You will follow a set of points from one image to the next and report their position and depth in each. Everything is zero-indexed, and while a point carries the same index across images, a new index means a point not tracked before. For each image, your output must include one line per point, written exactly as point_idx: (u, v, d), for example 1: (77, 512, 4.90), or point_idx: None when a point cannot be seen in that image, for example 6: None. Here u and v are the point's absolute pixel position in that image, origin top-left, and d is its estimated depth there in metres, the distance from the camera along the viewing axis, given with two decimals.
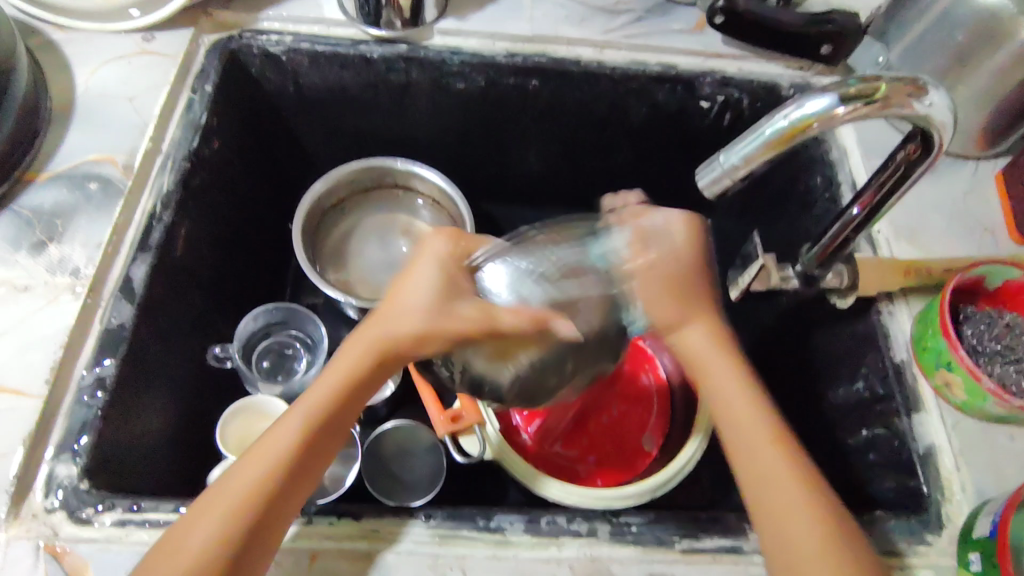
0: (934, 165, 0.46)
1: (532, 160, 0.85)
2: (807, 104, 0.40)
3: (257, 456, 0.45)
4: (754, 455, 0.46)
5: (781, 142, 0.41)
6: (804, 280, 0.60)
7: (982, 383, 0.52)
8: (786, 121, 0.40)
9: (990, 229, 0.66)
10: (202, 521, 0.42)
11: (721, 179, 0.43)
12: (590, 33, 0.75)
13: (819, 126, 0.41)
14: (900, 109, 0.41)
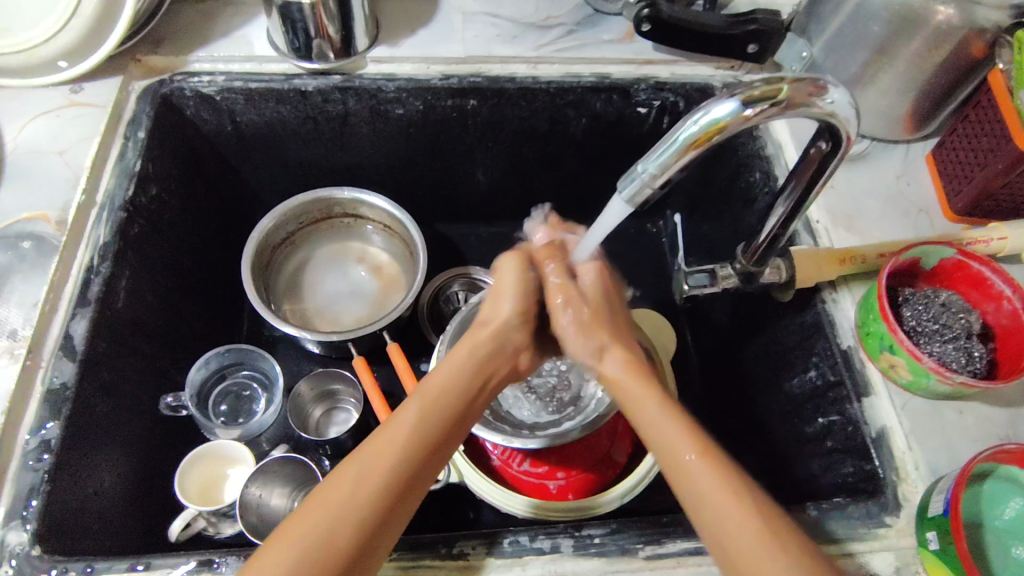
0: (846, 156, 0.47)
1: (481, 178, 0.86)
2: (715, 108, 0.40)
3: (392, 438, 0.44)
4: (685, 464, 0.44)
5: (693, 147, 0.41)
6: (743, 278, 0.61)
7: (923, 362, 0.53)
8: (696, 126, 0.40)
9: (926, 209, 0.68)
10: (340, 483, 0.42)
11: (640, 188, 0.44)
12: (523, 49, 0.75)
13: (729, 129, 0.41)
14: (805, 107, 0.41)
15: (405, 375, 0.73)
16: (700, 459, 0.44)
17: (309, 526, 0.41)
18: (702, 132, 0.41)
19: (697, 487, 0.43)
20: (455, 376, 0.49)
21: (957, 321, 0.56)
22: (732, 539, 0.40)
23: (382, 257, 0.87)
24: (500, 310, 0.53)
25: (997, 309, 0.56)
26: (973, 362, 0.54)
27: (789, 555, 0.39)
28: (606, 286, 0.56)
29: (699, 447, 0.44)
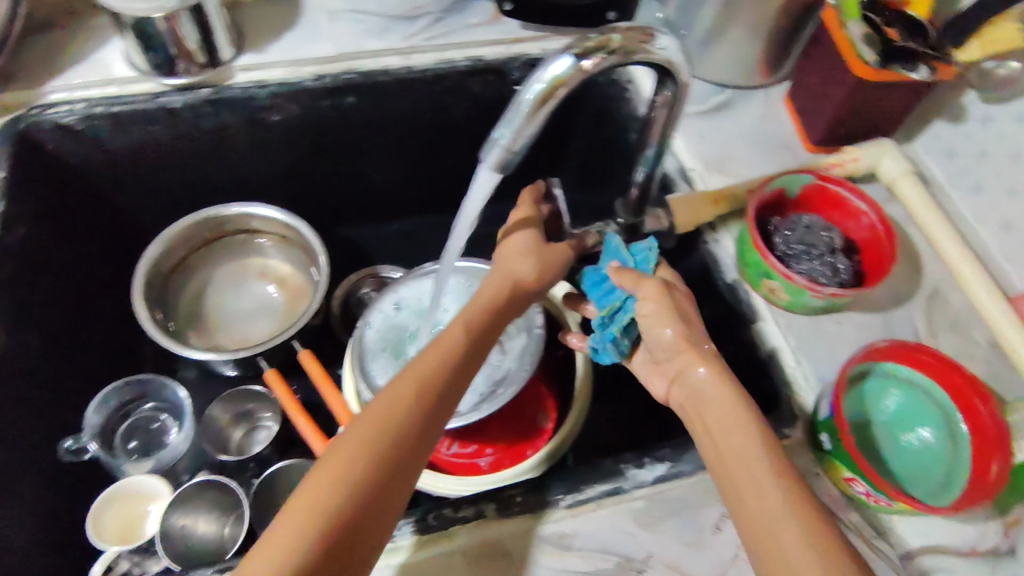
0: (687, 99, 0.50)
1: (377, 176, 0.86)
2: (553, 66, 0.41)
3: (373, 421, 0.45)
4: (782, 531, 0.40)
5: (541, 107, 0.42)
6: (629, 231, 0.65)
7: (795, 280, 0.57)
8: (539, 86, 0.42)
9: (789, 145, 0.73)
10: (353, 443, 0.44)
11: (500, 155, 0.45)
12: (392, 42, 0.76)
13: (571, 84, 0.42)
14: (639, 55, 0.43)
15: (320, 379, 0.70)
16: (776, 480, 0.42)
17: (327, 472, 0.43)
18: (546, 91, 0.42)
19: (761, 511, 0.41)
20: (451, 353, 0.50)
21: (822, 238, 0.60)
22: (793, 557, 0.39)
23: (284, 269, 0.86)
24: (531, 261, 0.58)
25: (859, 223, 0.62)
26: (840, 274, 0.58)
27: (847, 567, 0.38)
28: (661, 318, 0.51)
29: (776, 463, 0.43)
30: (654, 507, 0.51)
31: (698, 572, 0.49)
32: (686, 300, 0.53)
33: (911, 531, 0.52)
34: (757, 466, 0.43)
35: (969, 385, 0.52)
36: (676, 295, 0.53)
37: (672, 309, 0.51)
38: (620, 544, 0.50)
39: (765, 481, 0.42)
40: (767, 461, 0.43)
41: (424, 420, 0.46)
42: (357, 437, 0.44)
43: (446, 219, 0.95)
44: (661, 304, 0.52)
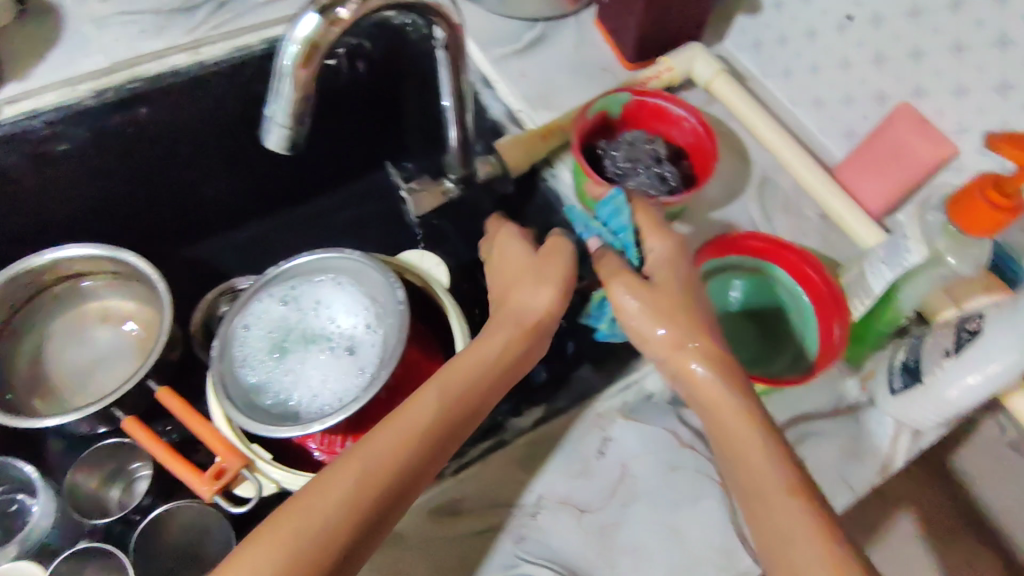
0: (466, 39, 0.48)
1: (217, 184, 0.80)
2: (301, 25, 0.38)
3: (355, 466, 0.42)
4: (787, 533, 0.40)
5: (304, 72, 0.39)
6: (464, 183, 0.63)
7: (629, 199, 0.57)
8: (293, 50, 0.38)
9: (609, 67, 0.72)
10: (320, 503, 0.40)
11: (281, 137, 0.41)
12: (175, 39, 0.70)
13: (328, 41, 0.39)
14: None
15: (182, 413, 0.65)
16: (788, 494, 0.41)
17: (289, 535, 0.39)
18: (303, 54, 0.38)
19: (775, 524, 0.40)
20: (445, 410, 0.46)
21: (646, 151, 0.61)
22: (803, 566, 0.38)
23: (128, 307, 0.79)
24: (538, 290, 0.52)
25: (681, 129, 0.63)
26: (668, 182, 0.60)
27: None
28: (654, 320, 0.49)
29: (790, 478, 0.41)
30: (536, 451, 0.52)
31: (587, 500, 0.50)
32: (677, 286, 0.50)
33: (779, 408, 0.55)
34: (773, 479, 0.42)
35: (801, 258, 0.55)
36: (671, 287, 0.50)
37: (664, 304, 0.49)
38: (509, 495, 0.50)
39: (779, 494, 0.41)
40: (779, 470, 0.42)
41: (401, 488, 0.43)
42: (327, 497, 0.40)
43: (298, 215, 0.89)
44: (646, 296, 0.50)
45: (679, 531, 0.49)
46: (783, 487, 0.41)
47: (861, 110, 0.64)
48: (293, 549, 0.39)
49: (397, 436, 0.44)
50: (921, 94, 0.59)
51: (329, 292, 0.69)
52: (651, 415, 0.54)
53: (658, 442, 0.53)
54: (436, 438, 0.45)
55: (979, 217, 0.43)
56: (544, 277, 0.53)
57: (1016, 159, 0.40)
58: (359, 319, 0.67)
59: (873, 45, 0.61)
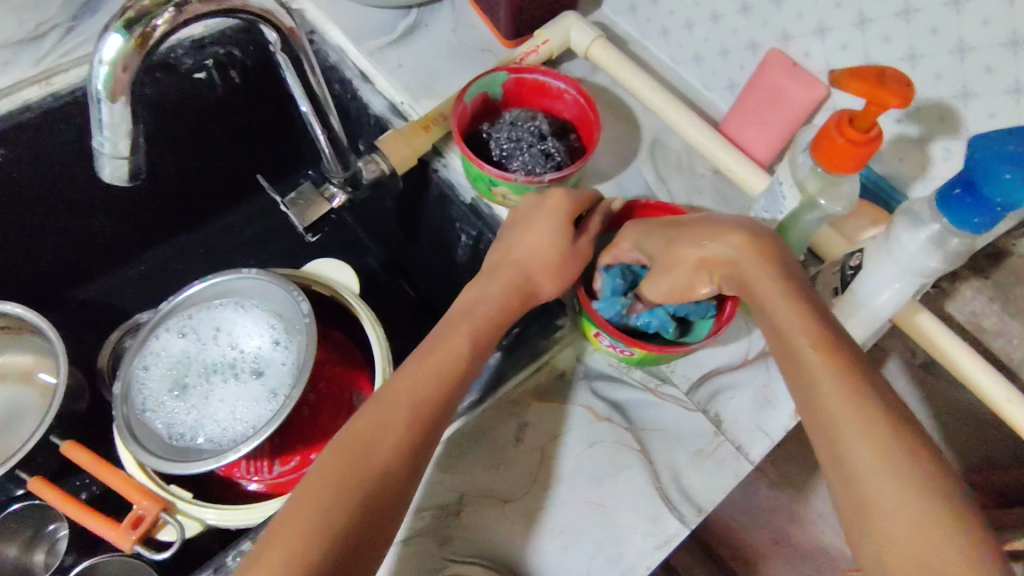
0: (303, 39, 0.48)
1: (105, 220, 0.76)
2: (104, 48, 0.37)
3: (378, 425, 0.43)
4: (824, 389, 0.39)
5: (118, 96, 0.38)
6: (351, 184, 0.64)
7: (515, 180, 0.56)
8: (103, 78, 0.37)
9: (490, 46, 0.70)
10: (349, 460, 0.42)
11: (113, 165, 0.41)
12: (23, 72, 0.65)
13: (142, 59, 0.38)
14: (213, 5, 0.40)
15: (89, 465, 0.62)
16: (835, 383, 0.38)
17: (319, 495, 0.40)
18: (116, 76, 0.38)
19: (814, 394, 0.39)
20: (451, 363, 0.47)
21: (528, 130, 0.61)
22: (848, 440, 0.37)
23: (25, 360, 0.75)
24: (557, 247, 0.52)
25: (565, 102, 0.63)
26: (553, 158, 0.60)
27: (892, 437, 0.37)
28: (707, 239, 0.48)
29: (836, 358, 0.39)
30: (453, 447, 0.51)
31: (510, 489, 0.50)
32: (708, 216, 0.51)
33: (689, 367, 0.56)
34: (817, 360, 0.40)
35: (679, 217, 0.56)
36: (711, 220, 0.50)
37: (717, 230, 0.48)
38: (430, 497, 0.49)
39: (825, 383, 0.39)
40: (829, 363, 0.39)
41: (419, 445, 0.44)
42: (350, 454, 0.42)
43: (199, 236, 0.86)
44: (701, 229, 0.49)
45: (604, 505, 0.49)
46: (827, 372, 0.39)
47: (738, 61, 0.64)
48: (323, 509, 0.40)
49: (409, 386, 0.45)
50: (788, 38, 0.59)
51: (226, 315, 0.67)
52: (565, 394, 0.54)
53: (574, 419, 0.53)
54: (446, 390, 0.46)
55: (839, 155, 0.43)
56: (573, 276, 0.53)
57: (861, 93, 0.40)
58: (265, 339, 0.66)
59: None
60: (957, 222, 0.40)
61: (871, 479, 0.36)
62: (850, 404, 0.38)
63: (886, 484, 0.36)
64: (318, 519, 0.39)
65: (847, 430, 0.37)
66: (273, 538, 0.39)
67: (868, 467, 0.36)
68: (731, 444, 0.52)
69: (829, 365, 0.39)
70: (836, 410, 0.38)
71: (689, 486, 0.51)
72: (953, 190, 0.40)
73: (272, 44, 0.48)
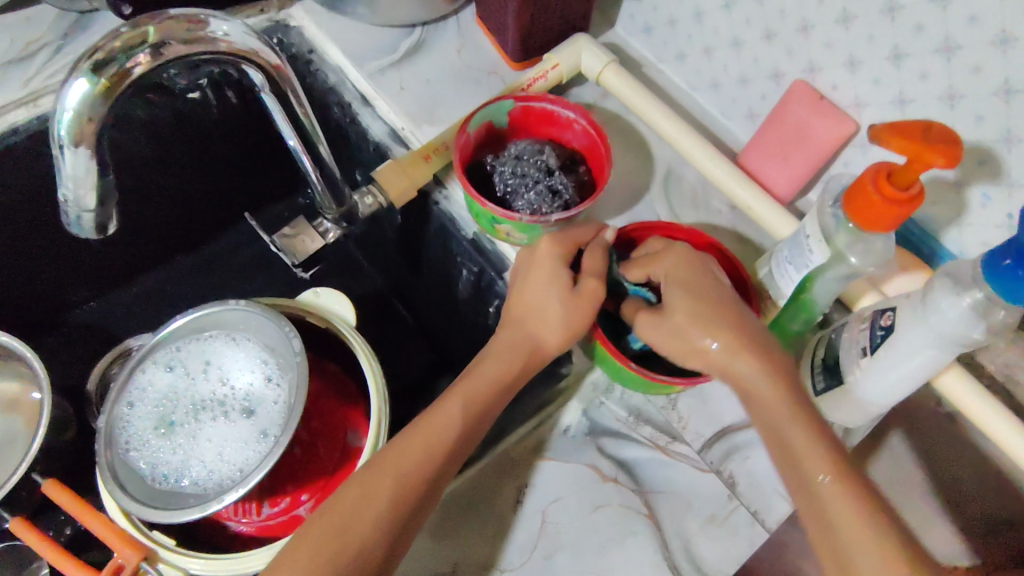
0: (293, 78, 0.44)
1: (95, 242, 0.73)
2: (69, 94, 0.34)
3: (421, 435, 0.45)
4: (786, 435, 0.41)
5: (83, 145, 0.35)
6: (347, 220, 0.61)
7: (520, 220, 0.53)
8: (64, 128, 0.34)
9: (496, 70, 0.67)
10: (382, 475, 0.43)
11: (79, 217, 0.38)
12: (9, 93, 0.62)
13: (108, 107, 0.35)
14: (189, 49, 0.36)
15: (71, 506, 0.59)
16: (835, 485, 0.38)
17: (358, 507, 0.42)
18: (82, 125, 0.35)
19: (779, 439, 0.41)
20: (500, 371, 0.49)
21: (535, 164, 0.57)
22: (840, 538, 0.37)
23: (11, 388, 0.72)
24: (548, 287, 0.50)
25: (574, 132, 0.59)
26: (560, 195, 0.56)
27: (868, 511, 0.37)
28: (697, 323, 0.45)
29: (832, 466, 0.38)
30: (447, 510, 0.48)
31: (507, 556, 0.47)
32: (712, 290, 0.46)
33: (702, 423, 0.52)
34: (817, 470, 0.38)
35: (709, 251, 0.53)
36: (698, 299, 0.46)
37: (703, 311, 0.45)
38: (421, 565, 0.46)
39: (824, 486, 0.38)
40: (822, 459, 0.39)
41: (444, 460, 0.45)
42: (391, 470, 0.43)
43: (194, 258, 0.83)
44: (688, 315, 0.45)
45: None
46: (824, 477, 0.38)
47: (760, 91, 0.61)
48: (341, 523, 0.41)
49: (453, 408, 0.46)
50: (815, 70, 0.55)
51: (218, 349, 0.64)
52: (569, 451, 0.51)
53: (578, 480, 0.49)
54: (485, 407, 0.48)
55: (874, 214, 0.40)
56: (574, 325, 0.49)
57: (903, 150, 0.37)
58: (255, 375, 0.63)
59: (762, 22, 0.56)
60: (1007, 294, 0.36)
61: (841, 536, 0.37)
62: (813, 454, 0.39)
63: (852, 534, 0.36)
64: (334, 533, 0.41)
65: (814, 481, 0.38)
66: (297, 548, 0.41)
67: (837, 519, 0.37)
68: (746, 510, 0.48)
69: (830, 477, 0.38)
70: (799, 457, 0.39)
71: (700, 555, 0.47)
72: (1003, 259, 0.36)
73: (258, 83, 0.45)
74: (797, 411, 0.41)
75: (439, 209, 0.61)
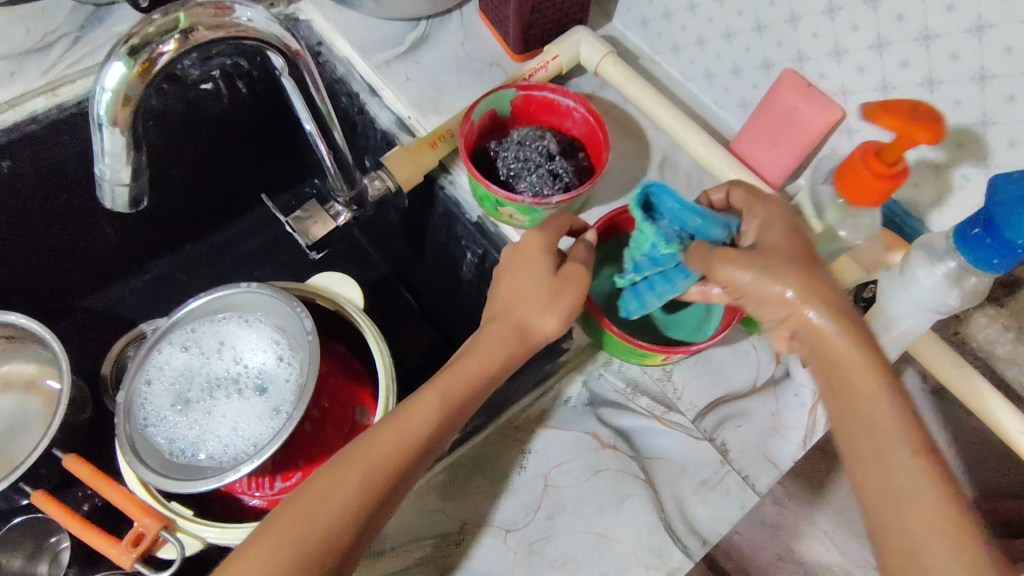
0: (309, 63, 0.47)
1: (109, 228, 0.75)
2: (107, 76, 0.37)
3: (419, 404, 0.47)
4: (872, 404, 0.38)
5: (120, 123, 0.37)
6: (356, 204, 0.64)
7: (523, 201, 0.55)
8: (103, 107, 0.37)
9: (498, 61, 0.69)
10: (386, 441, 0.45)
11: (114, 190, 0.40)
12: (29, 82, 0.65)
13: (143, 87, 0.38)
14: (217, 33, 0.39)
15: (93, 478, 0.61)
16: (913, 460, 0.37)
17: (356, 473, 0.44)
18: (118, 104, 0.37)
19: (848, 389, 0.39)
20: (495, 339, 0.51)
21: (536, 150, 0.60)
22: (901, 511, 0.36)
23: (29, 370, 0.75)
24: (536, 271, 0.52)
25: (574, 120, 0.62)
26: (560, 178, 0.59)
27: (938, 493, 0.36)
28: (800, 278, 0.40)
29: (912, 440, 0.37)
30: (456, 474, 0.51)
31: (511, 517, 0.49)
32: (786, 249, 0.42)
33: (696, 394, 0.55)
34: (900, 442, 0.37)
35: None
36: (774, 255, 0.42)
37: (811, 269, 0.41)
38: (431, 526, 0.49)
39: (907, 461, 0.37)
40: (904, 433, 0.37)
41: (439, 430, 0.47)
42: (390, 438, 0.45)
43: (203, 245, 0.85)
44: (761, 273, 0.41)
45: (608, 537, 0.49)
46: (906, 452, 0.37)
47: (751, 80, 0.63)
48: (339, 486, 0.43)
49: (450, 377, 0.49)
50: (803, 59, 0.58)
51: (231, 330, 0.67)
52: (570, 420, 0.53)
53: (579, 447, 0.52)
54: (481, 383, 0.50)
55: (859, 189, 0.43)
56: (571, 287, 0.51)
57: (891, 128, 0.39)
58: (268, 354, 0.66)
59: (753, 13, 0.59)
60: (976, 262, 0.39)
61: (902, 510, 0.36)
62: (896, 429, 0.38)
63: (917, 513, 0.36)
64: (333, 499, 0.43)
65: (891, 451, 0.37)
66: (296, 508, 0.43)
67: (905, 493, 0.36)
68: (737, 474, 0.51)
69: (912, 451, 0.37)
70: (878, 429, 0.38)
71: (694, 517, 0.50)
72: (973, 228, 0.39)
73: (276, 69, 0.47)
74: (893, 384, 0.38)
75: (444, 193, 0.64)
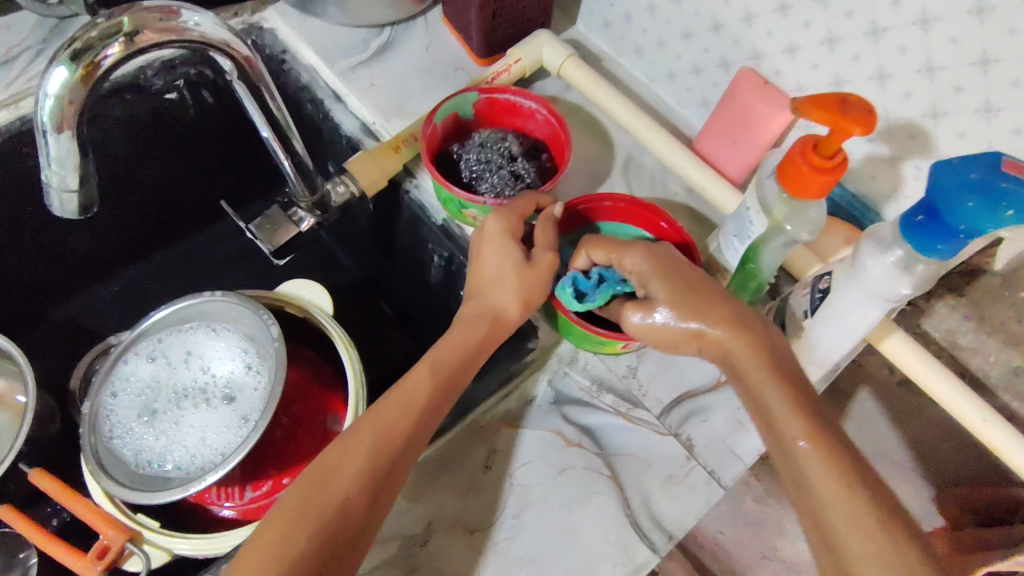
0: (262, 71, 0.47)
1: (73, 240, 0.74)
2: (50, 81, 0.37)
3: (401, 394, 0.47)
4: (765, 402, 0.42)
5: (65, 128, 0.37)
6: (320, 208, 0.64)
7: (484, 202, 0.56)
8: (45, 112, 0.37)
9: (462, 65, 0.70)
10: (370, 432, 0.45)
11: (63, 198, 0.40)
12: None
13: (87, 91, 0.38)
14: (164, 37, 0.39)
15: (58, 491, 0.60)
16: (811, 449, 0.39)
17: (349, 464, 0.43)
18: (62, 109, 0.37)
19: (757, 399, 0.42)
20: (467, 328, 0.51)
21: (498, 151, 0.60)
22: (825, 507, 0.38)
23: None
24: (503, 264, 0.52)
25: (536, 121, 0.62)
26: (522, 180, 0.59)
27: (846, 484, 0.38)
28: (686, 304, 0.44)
29: (811, 431, 0.40)
30: (421, 476, 0.51)
31: (478, 517, 0.49)
32: (677, 257, 0.48)
33: (661, 390, 0.55)
34: (794, 434, 0.40)
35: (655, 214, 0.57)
36: (680, 269, 0.46)
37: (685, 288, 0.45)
38: (396, 527, 0.49)
39: (803, 450, 0.39)
40: (801, 423, 0.40)
41: (422, 419, 0.47)
42: (374, 429, 0.45)
43: (173, 255, 0.85)
44: (676, 296, 0.45)
45: (574, 534, 0.49)
46: (801, 441, 0.40)
47: (711, 79, 0.64)
48: (330, 480, 0.43)
49: (428, 364, 0.49)
50: (759, 57, 0.59)
51: (199, 339, 0.66)
52: (535, 419, 0.53)
53: (543, 446, 0.52)
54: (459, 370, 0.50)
55: (804, 183, 0.43)
56: (531, 289, 0.52)
57: (824, 119, 0.40)
58: (236, 363, 0.65)
59: (709, 13, 0.60)
60: (922, 249, 0.40)
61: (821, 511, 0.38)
62: (790, 417, 0.40)
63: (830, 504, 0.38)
64: (325, 490, 0.42)
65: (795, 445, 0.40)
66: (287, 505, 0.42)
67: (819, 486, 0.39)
68: (702, 468, 0.51)
69: (807, 440, 0.39)
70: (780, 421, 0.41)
71: (660, 512, 0.50)
72: (916, 216, 0.39)
73: (229, 79, 0.48)
74: (779, 386, 0.41)
75: (410, 196, 0.64)
